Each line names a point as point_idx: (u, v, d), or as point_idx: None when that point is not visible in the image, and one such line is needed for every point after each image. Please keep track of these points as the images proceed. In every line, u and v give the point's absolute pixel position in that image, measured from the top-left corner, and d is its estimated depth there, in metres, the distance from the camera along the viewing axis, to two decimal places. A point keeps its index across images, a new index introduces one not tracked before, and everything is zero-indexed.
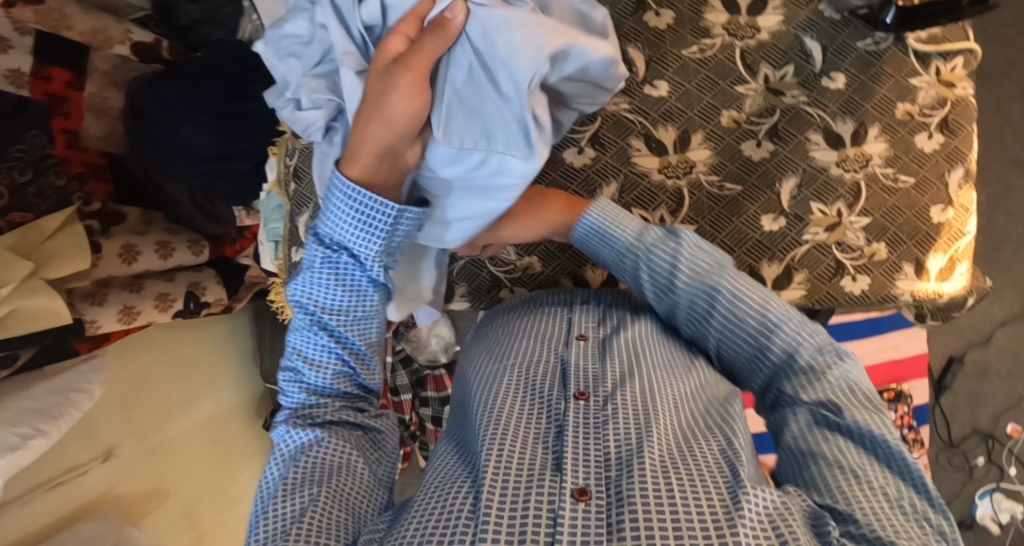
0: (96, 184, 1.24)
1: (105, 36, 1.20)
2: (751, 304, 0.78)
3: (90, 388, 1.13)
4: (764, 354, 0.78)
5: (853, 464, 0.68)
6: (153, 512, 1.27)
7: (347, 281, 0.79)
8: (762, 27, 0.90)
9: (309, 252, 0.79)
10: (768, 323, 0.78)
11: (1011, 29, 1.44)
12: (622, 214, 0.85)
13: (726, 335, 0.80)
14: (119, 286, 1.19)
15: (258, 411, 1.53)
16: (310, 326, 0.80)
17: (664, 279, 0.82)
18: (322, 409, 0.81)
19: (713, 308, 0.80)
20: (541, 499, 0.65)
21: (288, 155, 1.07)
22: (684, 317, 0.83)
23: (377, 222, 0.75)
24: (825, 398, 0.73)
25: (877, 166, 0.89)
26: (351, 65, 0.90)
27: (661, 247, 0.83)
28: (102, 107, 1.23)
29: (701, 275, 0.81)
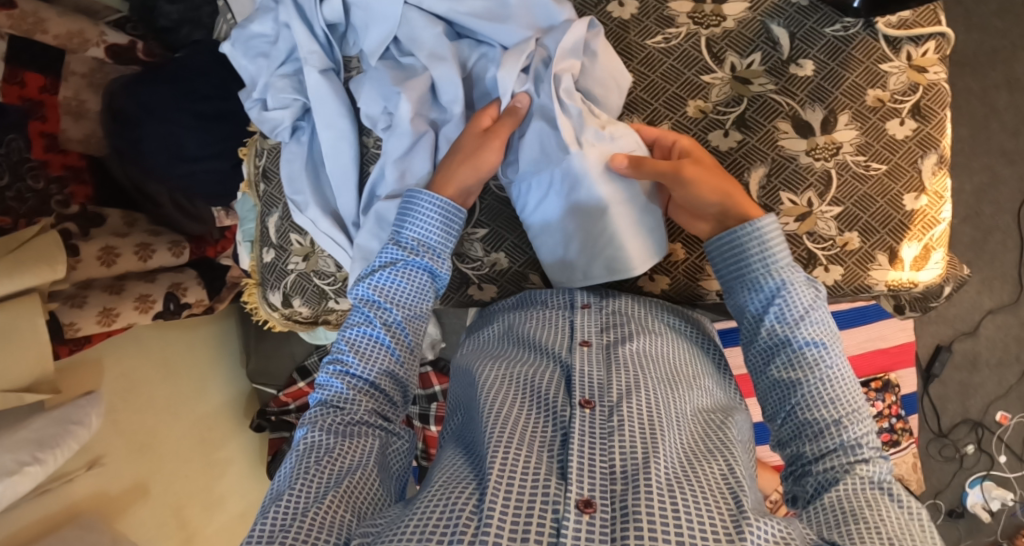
0: (76, 186, 1.22)
1: (82, 39, 1.18)
2: (849, 384, 0.74)
3: (89, 422, 1.11)
4: (828, 424, 0.73)
5: (890, 532, 0.64)
6: (132, 508, 1.24)
7: (413, 273, 0.82)
8: (727, 15, 0.88)
9: (387, 250, 0.83)
10: (847, 397, 0.73)
11: (997, 18, 1.42)
12: (778, 237, 0.78)
13: (809, 388, 0.74)
14: (100, 288, 1.18)
15: (246, 411, 1.53)
16: (375, 317, 0.81)
17: (794, 315, 0.75)
18: (353, 401, 0.78)
19: (816, 364, 0.74)
20: (545, 507, 0.65)
21: (258, 156, 1.06)
22: (778, 359, 0.76)
23: (450, 222, 0.83)
24: (877, 483, 0.69)
25: (848, 153, 0.88)
26: (316, 63, 0.91)
27: (805, 290, 0.77)
28: (80, 110, 1.21)
29: (823, 331, 0.76)
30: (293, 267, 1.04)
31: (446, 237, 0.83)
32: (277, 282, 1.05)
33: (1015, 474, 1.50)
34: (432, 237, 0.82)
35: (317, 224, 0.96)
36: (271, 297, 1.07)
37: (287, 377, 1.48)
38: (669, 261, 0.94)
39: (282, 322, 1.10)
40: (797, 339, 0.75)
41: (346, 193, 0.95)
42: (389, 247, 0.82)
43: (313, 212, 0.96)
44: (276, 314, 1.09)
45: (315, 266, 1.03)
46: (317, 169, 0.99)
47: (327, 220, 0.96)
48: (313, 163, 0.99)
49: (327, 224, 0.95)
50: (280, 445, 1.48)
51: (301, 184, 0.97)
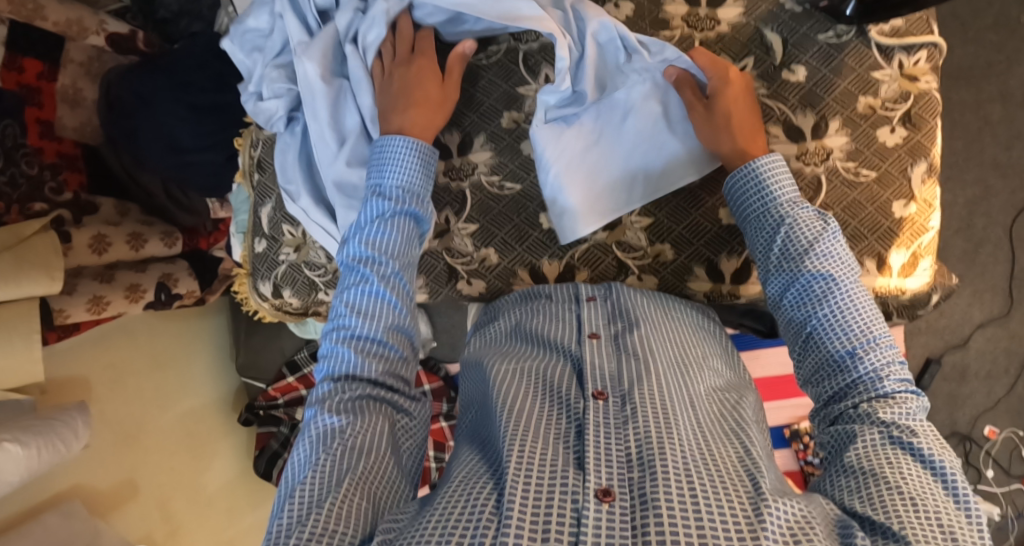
0: (69, 174, 1.21)
1: (81, 27, 1.17)
2: (862, 315, 0.73)
3: (74, 423, 1.09)
4: (842, 365, 0.73)
5: (913, 489, 0.63)
6: (124, 508, 1.24)
7: (402, 225, 0.81)
8: (721, 19, 0.89)
9: (372, 205, 0.81)
10: (862, 330, 0.73)
11: (992, 32, 1.43)
12: (782, 175, 0.80)
13: (819, 329, 0.74)
14: (89, 276, 1.17)
15: (234, 405, 1.53)
16: (372, 272, 0.79)
17: (798, 252, 0.76)
18: (363, 363, 0.77)
19: (824, 298, 0.74)
20: (564, 497, 0.65)
21: (253, 146, 1.06)
22: (789, 298, 0.77)
23: (427, 166, 0.84)
24: (899, 424, 0.67)
25: (838, 159, 0.89)
26: (309, 55, 0.92)
27: (811, 224, 0.78)
28: (76, 98, 1.21)
29: (832, 262, 0.76)
30: (284, 258, 1.04)
31: (426, 180, 0.84)
32: (267, 273, 1.05)
33: (1001, 490, 1.52)
34: (415, 182, 0.83)
35: (309, 213, 0.97)
36: (261, 288, 1.07)
37: (276, 372, 1.48)
38: (657, 262, 0.94)
39: (272, 313, 1.10)
40: (804, 275, 0.76)
41: (338, 184, 0.95)
42: (375, 201, 0.81)
43: (305, 202, 0.96)
44: (265, 305, 1.09)
45: (306, 257, 1.03)
46: (309, 162, 0.99)
47: (319, 211, 0.96)
48: (306, 154, 0.99)
49: (318, 215, 0.96)
50: (268, 441, 1.46)
51: (293, 174, 0.98)
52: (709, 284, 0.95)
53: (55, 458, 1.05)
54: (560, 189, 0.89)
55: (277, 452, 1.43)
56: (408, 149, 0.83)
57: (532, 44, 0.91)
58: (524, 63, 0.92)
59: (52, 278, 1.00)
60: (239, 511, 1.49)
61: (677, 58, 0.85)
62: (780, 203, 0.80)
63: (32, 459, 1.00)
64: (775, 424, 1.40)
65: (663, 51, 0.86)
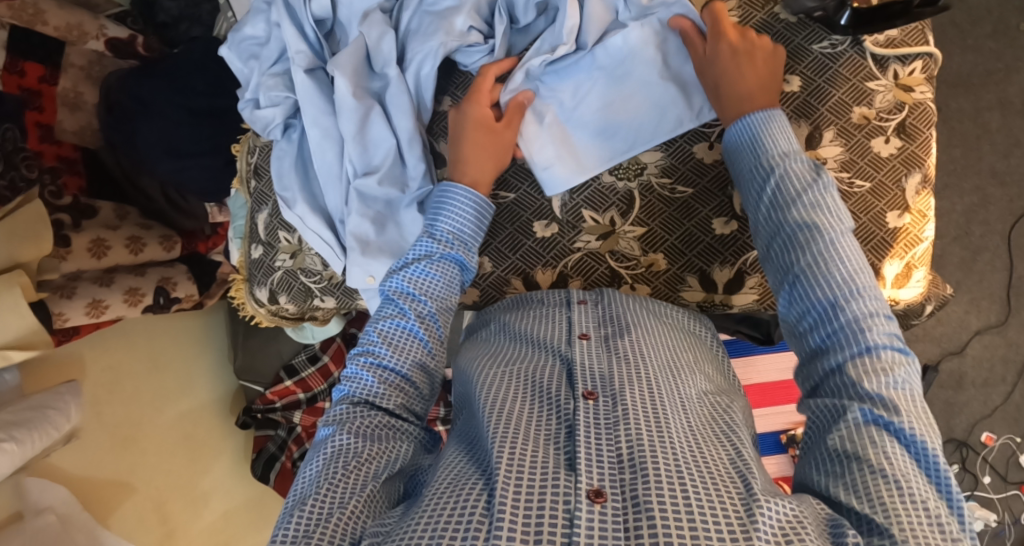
0: (69, 177, 1.21)
1: (81, 31, 1.19)
2: (846, 265, 0.70)
3: (67, 409, 1.12)
4: (823, 323, 0.70)
5: (899, 472, 0.62)
6: (122, 507, 1.26)
7: (447, 268, 0.83)
8: None
9: (422, 244, 0.84)
10: (844, 282, 0.70)
11: (991, 40, 1.45)
12: (778, 125, 0.78)
13: (801, 282, 0.72)
14: (89, 280, 1.18)
15: (233, 408, 1.54)
16: (409, 307, 0.81)
17: (785, 205, 0.74)
18: (382, 394, 0.77)
19: (807, 248, 0.72)
20: (557, 499, 0.65)
21: (250, 153, 1.06)
22: (775, 251, 0.75)
23: (483, 215, 0.87)
24: (882, 393, 0.65)
25: (831, 170, 0.89)
26: (302, 63, 0.92)
27: (802, 174, 0.75)
28: (77, 102, 1.22)
29: (820, 212, 0.73)
30: (280, 265, 1.04)
31: (476, 234, 0.87)
32: (263, 279, 1.06)
33: (999, 496, 1.52)
34: (465, 231, 0.85)
35: (305, 220, 0.96)
36: (257, 294, 1.07)
37: (273, 375, 1.48)
38: (650, 272, 0.94)
39: (268, 318, 1.11)
40: (790, 226, 0.74)
41: (334, 190, 0.96)
42: (426, 240, 0.84)
43: (301, 209, 0.96)
44: (261, 310, 1.10)
45: (302, 264, 1.03)
46: (306, 168, 1.00)
47: (316, 218, 0.96)
48: (302, 162, 1.00)
49: (315, 222, 0.96)
50: (265, 443, 1.49)
51: (290, 181, 0.98)
52: (702, 294, 0.95)
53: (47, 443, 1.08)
54: (563, 151, 0.90)
55: (273, 454, 1.46)
56: (461, 196, 0.85)
57: (526, 54, 0.92)
58: None
59: (40, 247, 1.05)
60: (235, 515, 1.49)
61: (678, 7, 0.85)
62: (773, 151, 0.77)
63: (25, 451, 1.04)
64: (773, 430, 1.40)
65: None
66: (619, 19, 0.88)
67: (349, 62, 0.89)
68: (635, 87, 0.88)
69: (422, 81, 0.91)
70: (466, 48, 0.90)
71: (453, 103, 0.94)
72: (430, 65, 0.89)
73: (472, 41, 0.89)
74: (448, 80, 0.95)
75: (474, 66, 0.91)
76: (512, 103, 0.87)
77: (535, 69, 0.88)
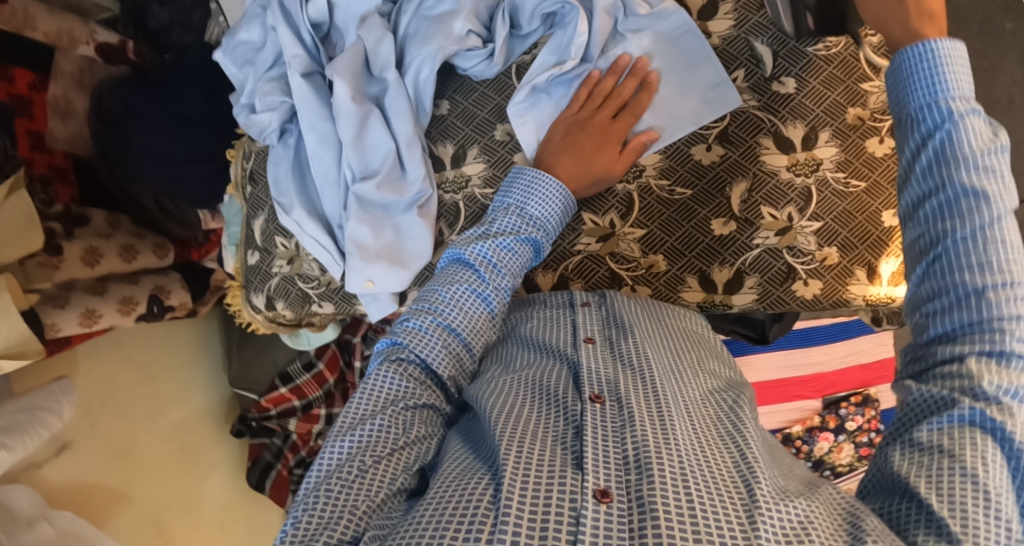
0: (61, 187, 1.18)
1: (71, 37, 1.18)
2: (1006, 253, 0.65)
3: (59, 408, 1.12)
4: (963, 303, 0.66)
5: (993, 484, 0.59)
6: (118, 514, 1.24)
7: (525, 252, 0.83)
8: (712, 32, 0.90)
9: (510, 221, 0.83)
10: (1000, 268, 0.65)
11: (976, 40, 1.48)
12: (957, 63, 0.69)
13: (952, 255, 0.67)
14: (83, 289, 1.16)
15: (227, 416, 1.52)
16: (488, 278, 0.81)
17: (951, 159, 0.68)
18: (438, 357, 0.78)
19: (970, 219, 0.66)
20: (563, 496, 0.65)
21: (245, 159, 1.06)
22: (926, 211, 0.69)
23: (569, 209, 0.86)
24: (999, 399, 0.62)
25: (828, 170, 0.90)
26: (299, 67, 0.92)
27: (977, 129, 0.68)
28: (67, 109, 1.19)
29: (991, 179, 0.67)
30: (277, 271, 1.03)
31: (559, 225, 0.86)
32: (260, 285, 1.05)
33: None
34: (551, 220, 0.84)
35: (303, 225, 0.95)
36: (255, 300, 1.07)
37: (268, 383, 1.47)
38: (650, 273, 0.94)
39: (266, 325, 1.11)
40: (955, 187, 0.67)
41: (332, 195, 0.96)
42: (513, 219, 0.83)
43: (299, 214, 0.95)
44: (259, 316, 1.09)
45: (299, 270, 1.02)
46: (302, 173, 0.99)
47: (313, 222, 0.95)
48: (299, 166, 0.99)
49: (313, 227, 0.95)
50: (261, 452, 1.47)
51: (287, 186, 0.97)
52: (702, 294, 0.94)
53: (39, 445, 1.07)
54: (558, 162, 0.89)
55: (271, 463, 1.45)
56: (546, 183, 0.84)
57: (524, 57, 0.92)
58: (517, 76, 0.92)
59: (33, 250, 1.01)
60: (232, 521, 1.48)
61: (678, 13, 0.88)
62: (946, 94, 0.69)
63: (17, 455, 1.02)
64: (770, 428, 1.39)
65: (663, 5, 0.89)
66: (618, 25, 0.90)
67: (347, 67, 0.89)
68: (660, 104, 0.89)
69: (420, 86, 0.91)
70: (465, 52, 0.90)
71: (451, 107, 0.94)
72: (428, 70, 0.89)
73: (471, 44, 0.89)
74: (446, 84, 0.95)
75: (472, 69, 0.92)
76: (634, 141, 0.87)
77: (541, 83, 0.89)
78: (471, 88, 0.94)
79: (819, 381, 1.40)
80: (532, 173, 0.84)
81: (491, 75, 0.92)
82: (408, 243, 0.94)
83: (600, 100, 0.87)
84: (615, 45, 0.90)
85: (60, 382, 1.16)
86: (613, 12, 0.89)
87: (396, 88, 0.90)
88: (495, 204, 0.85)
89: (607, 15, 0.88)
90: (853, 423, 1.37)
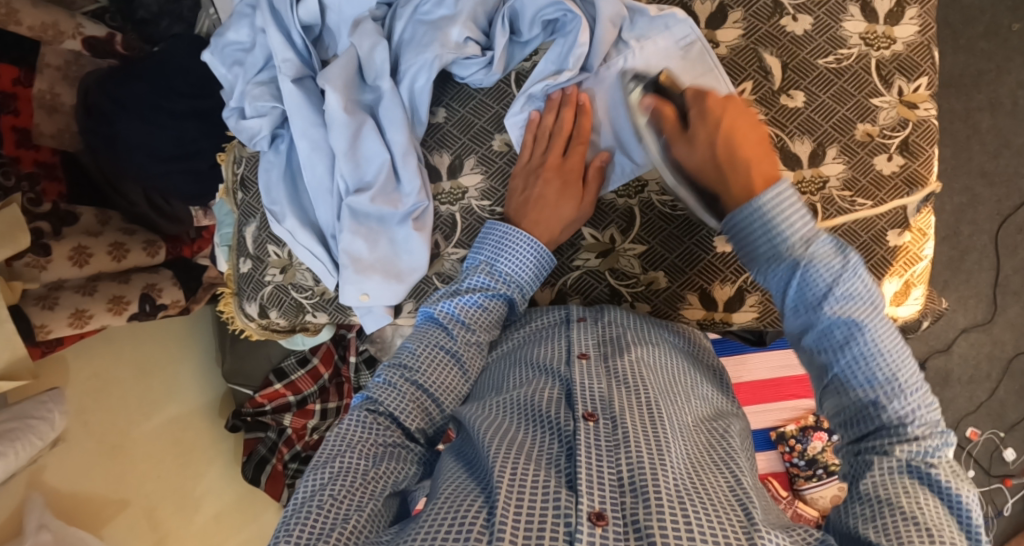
0: (47, 183, 1.15)
1: (56, 30, 1.14)
2: (888, 357, 0.66)
3: (50, 417, 1.10)
4: (863, 417, 0.67)
5: (930, 521, 0.60)
6: (114, 521, 1.25)
7: (495, 308, 0.83)
8: (720, 41, 0.89)
9: (477, 278, 0.83)
10: (886, 378, 0.66)
11: (983, 40, 1.46)
12: (788, 208, 0.69)
13: (844, 377, 0.68)
14: (71, 289, 1.14)
15: (221, 411, 1.51)
16: (456, 334, 0.82)
17: (812, 299, 0.68)
18: (406, 411, 0.78)
19: (845, 346, 0.67)
20: (557, 520, 0.64)
21: (236, 163, 1.03)
22: (808, 344, 0.70)
23: (544, 264, 0.85)
24: (922, 463, 0.63)
25: (834, 188, 0.89)
26: (290, 72, 0.89)
27: (826, 262, 0.68)
28: (54, 104, 1.15)
29: (852, 303, 0.67)
30: (270, 279, 1.02)
31: (534, 279, 0.85)
32: (253, 294, 1.03)
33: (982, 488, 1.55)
34: (524, 276, 0.84)
35: (295, 235, 0.93)
36: (246, 308, 1.05)
37: (263, 378, 1.45)
38: (650, 290, 0.93)
39: (259, 331, 1.08)
40: (825, 320, 0.68)
41: (325, 205, 0.93)
42: (481, 277, 0.83)
43: (291, 223, 0.93)
44: (252, 324, 1.07)
45: (292, 279, 1.01)
46: (294, 180, 0.97)
47: (307, 232, 0.93)
48: (291, 174, 0.97)
49: (305, 237, 0.93)
50: (255, 446, 1.47)
51: (278, 194, 0.95)
52: (702, 311, 0.93)
53: (32, 454, 1.06)
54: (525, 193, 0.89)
55: (265, 457, 1.44)
56: (514, 238, 0.83)
57: (524, 63, 0.89)
58: (517, 84, 0.90)
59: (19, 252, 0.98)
60: (228, 515, 1.47)
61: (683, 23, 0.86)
62: (789, 241, 0.70)
63: (9, 462, 1.02)
64: (763, 426, 1.40)
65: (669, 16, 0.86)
66: (621, 33, 0.87)
67: (340, 75, 0.86)
68: (605, 117, 0.88)
69: (416, 94, 0.89)
70: (464, 59, 0.87)
71: (448, 115, 0.92)
72: (424, 78, 0.87)
73: (469, 52, 0.86)
74: (443, 90, 0.92)
75: (470, 78, 0.89)
76: (592, 170, 0.87)
77: (538, 95, 0.87)
78: (469, 96, 0.91)
79: None
80: (500, 227, 0.84)
81: (490, 84, 0.89)
82: (402, 258, 0.92)
83: (546, 141, 0.87)
84: (618, 53, 0.87)
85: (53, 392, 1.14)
86: (616, 19, 0.85)
87: (391, 96, 0.88)
88: (468, 261, 0.86)
89: (610, 24, 0.85)
90: None
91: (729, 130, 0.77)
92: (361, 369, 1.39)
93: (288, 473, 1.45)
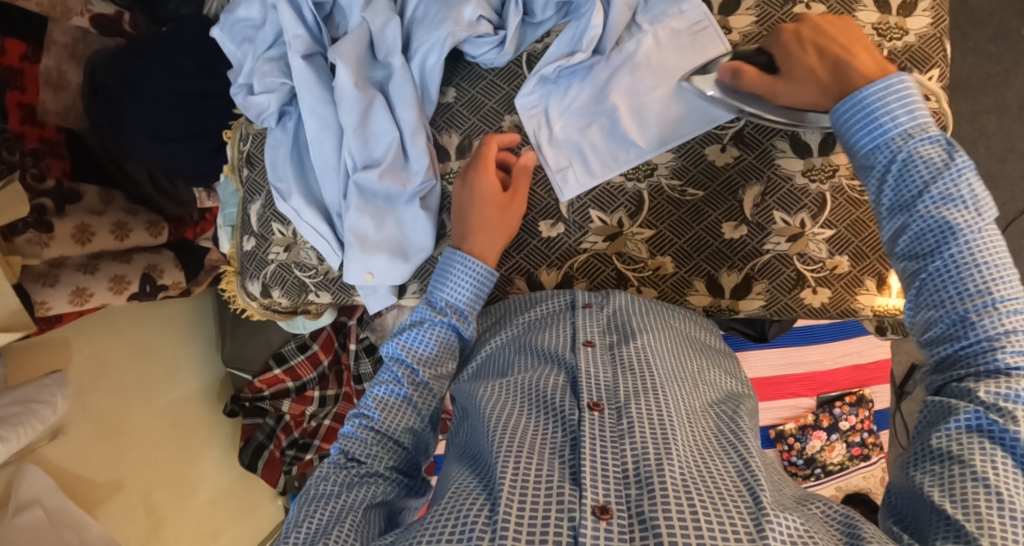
0: (52, 160, 1.10)
1: (64, 7, 1.10)
2: (988, 269, 0.65)
3: (53, 400, 1.09)
4: (951, 332, 0.66)
5: (1002, 486, 0.59)
6: (110, 501, 1.22)
7: (440, 339, 0.81)
8: (733, 27, 0.88)
9: (417, 311, 0.82)
10: (978, 293, 0.65)
11: (992, 44, 1.46)
12: (904, 99, 0.68)
13: (932, 289, 0.67)
14: (73, 266, 1.11)
15: (220, 396, 1.51)
16: (402, 375, 0.80)
17: (910, 195, 0.67)
18: (372, 454, 0.77)
19: (939, 250, 0.66)
20: (562, 513, 0.63)
21: (242, 141, 1.02)
22: (901, 246, 0.69)
23: (482, 285, 0.82)
24: (1002, 404, 0.62)
25: (844, 177, 0.88)
26: (300, 49, 0.88)
27: (931, 158, 0.67)
28: (60, 81, 1.12)
29: (953, 207, 0.66)
30: (273, 258, 1.01)
31: (475, 301, 0.82)
32: (256, 272, 1.03)
33: None
34: (464, 301, 0.82)
35: (301, 213, 0.93)
36: (249, 287, 1.05)
37: (262, 364, 1.44)
38: (657, 275, 0.94)
39: (260, 311, 1.08)
40: (924, 220, 0.67)
41: (331, 183, 0.93)
42: (420, 308, 0.82)
43: (297, 201, 0.92)
44: (254, 303, 1.07)
45: (296, 257, 1.00)
46: (301, 157, 0.96)
47: (312, 211, 0.92)
48: (298, 151, 0.96)
49: (311, 215, 0.92)
50: (253, 432, 1.47)
51: (285, 171, 0.94)
52: (709, 299, 0.94)
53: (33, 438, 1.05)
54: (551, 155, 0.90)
55: (262, 443, 1.45)
56: (447, 262, 0.82)
57: (536, 46, 0.89)
58: (527, 66, 0.89)
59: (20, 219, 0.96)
60: (224, 498, 1.47)
61: (699, 9, 0.86)
62: (892, 134, 0.69)
63: (11, 446, 1.02)
64: (762, 425, 1.38)
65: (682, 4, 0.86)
66: (634, 18, 0.87)
67: (351, 50, 0.86)
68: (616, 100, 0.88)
69: (427, 72, 0.89)
70: (475, 38, 0.87)
71: (458, 95, 0.91)
72: (435, 56, 0.87)
73: (481, 31, 0.86)
74: (454, 70, 0.92)
75: (482, 57, 0.88)
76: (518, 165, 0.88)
77: (549, 75, 0.87)
78: (479, 76, 0.91)
79: (815, 380, 1.38)
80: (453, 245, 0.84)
81: (501, 64, 0.89)
82: (411, 236, 0.92)
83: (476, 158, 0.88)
84: (630, 37, 0.87)
85: (56, 374, 1.12)
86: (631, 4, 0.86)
87: (403, 75, 0.87)
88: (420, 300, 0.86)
89: (624, 7, 0.85)
90: (847, 423, 1.35)
91: (820, 48, 0.75)
92: (360, 356, 1.39)
93: (286, 460, 1.45)
